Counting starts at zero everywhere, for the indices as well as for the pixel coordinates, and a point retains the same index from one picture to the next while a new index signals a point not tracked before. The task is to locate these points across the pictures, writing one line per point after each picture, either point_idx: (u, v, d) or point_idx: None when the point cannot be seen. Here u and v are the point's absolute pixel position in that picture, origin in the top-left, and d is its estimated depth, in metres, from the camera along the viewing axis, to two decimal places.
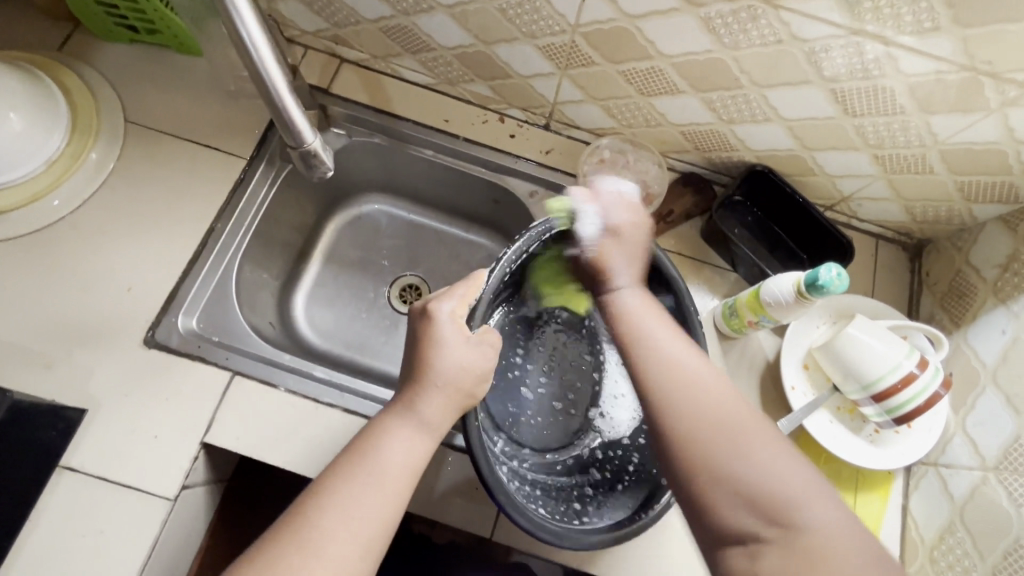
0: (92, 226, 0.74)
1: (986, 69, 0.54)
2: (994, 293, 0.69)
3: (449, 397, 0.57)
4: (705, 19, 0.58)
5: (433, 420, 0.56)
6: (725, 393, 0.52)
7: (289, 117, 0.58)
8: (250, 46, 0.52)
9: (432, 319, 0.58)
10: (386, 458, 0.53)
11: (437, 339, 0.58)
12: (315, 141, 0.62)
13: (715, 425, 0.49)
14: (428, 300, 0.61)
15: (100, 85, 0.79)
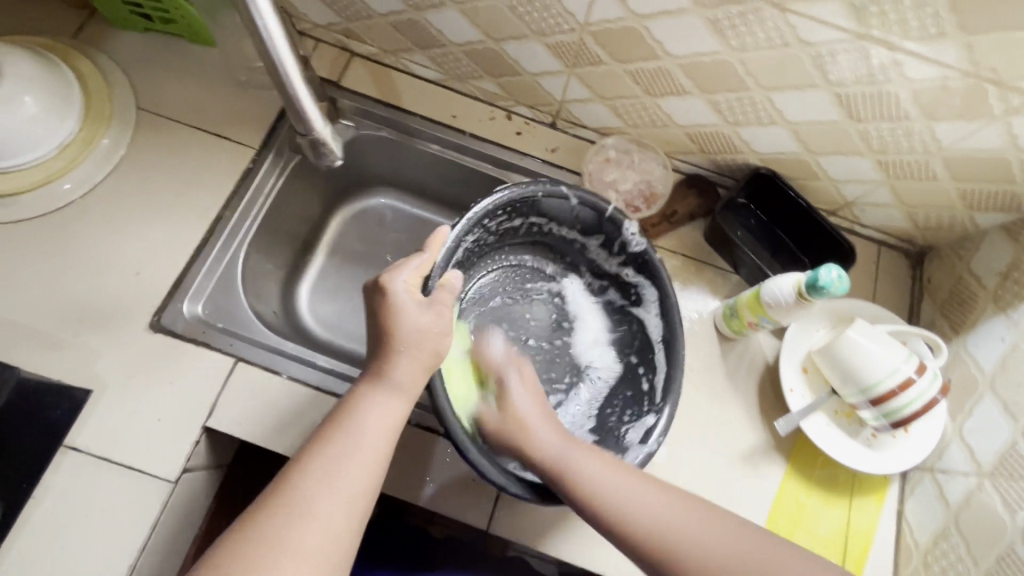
0: (103, 211, 0.75)
1: (991, 76, 0.55)
2: (994, 301, 0.69)
3: (416, 357, 0.59)
4: (712, 20, 0.59)
5: (400, 382, 0.58)
6: (624, 478, 0.57)
7: (300, 107, 0.60)
8: (267, 37, 0.53)
9: (388, 290, 0.59)
10: (363, 421, 0.55)
11: (397, 309, 0.59)
12: (324, 129, 0.63)
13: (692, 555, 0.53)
14: (382, 274, 0.61)
15: (113, 71, 0.80)
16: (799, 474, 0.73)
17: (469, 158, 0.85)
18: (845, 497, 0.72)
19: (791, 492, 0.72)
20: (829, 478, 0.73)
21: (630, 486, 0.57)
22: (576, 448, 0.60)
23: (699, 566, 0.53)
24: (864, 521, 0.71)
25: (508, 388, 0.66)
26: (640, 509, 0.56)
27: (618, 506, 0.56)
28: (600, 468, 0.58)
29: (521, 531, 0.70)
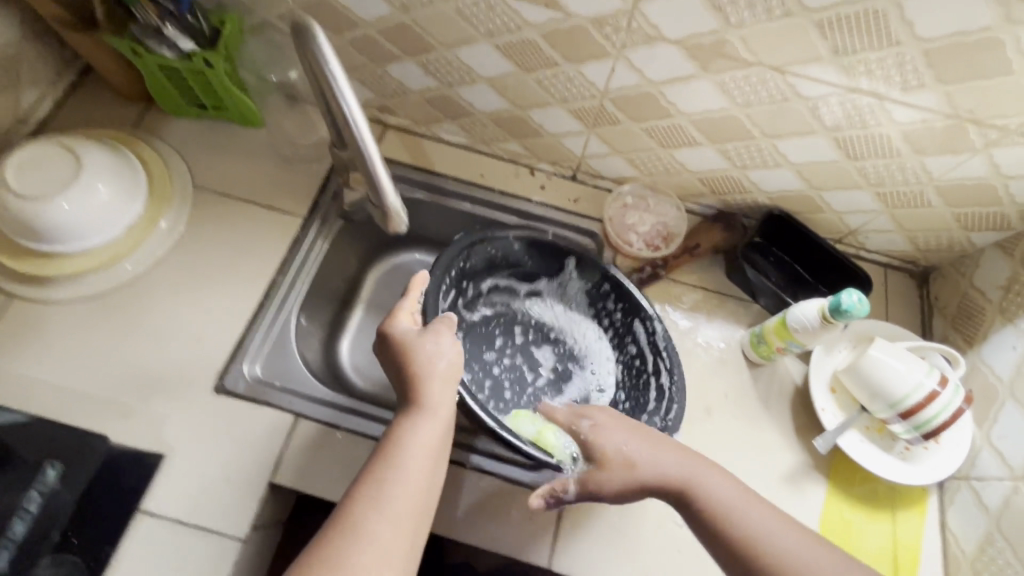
0: (165, 283, 0.81)
1: (970, 116, 0.62)
2: (1001, 312, 0.75)
3: (446, 381, 0.62)
4: (720, 83, 0.67)
5: (429, 404, 0.60)
6: (732, 490, 0.59)
7: (378, 181, 0.63)
8: (352, 121, 0.57)
9: (391, 332, 0.65)
10: (406, 444, 0.57)
11: (414, 342, 0.63)
12: (395, 201, 0.66)
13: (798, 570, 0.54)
14: (388, 320, 0.66)
15: (171, 154, 0.87)
16: (842, 492, 0.75)
17: (497, 212, 0.91)
18: (889, 512, 0.75)
19: (836, 510, 0.74)
20: (870, 493, 0.75)
21: (750, 514, 0.58)
22: (697, 464, 0.61)
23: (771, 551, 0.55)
24: (910, 534, 0.74)
25: (606, 433, 0.64)
26: (761, 534, 0.56)
27: (748, 529, 0.57)
28: (720, 488, 0.59)
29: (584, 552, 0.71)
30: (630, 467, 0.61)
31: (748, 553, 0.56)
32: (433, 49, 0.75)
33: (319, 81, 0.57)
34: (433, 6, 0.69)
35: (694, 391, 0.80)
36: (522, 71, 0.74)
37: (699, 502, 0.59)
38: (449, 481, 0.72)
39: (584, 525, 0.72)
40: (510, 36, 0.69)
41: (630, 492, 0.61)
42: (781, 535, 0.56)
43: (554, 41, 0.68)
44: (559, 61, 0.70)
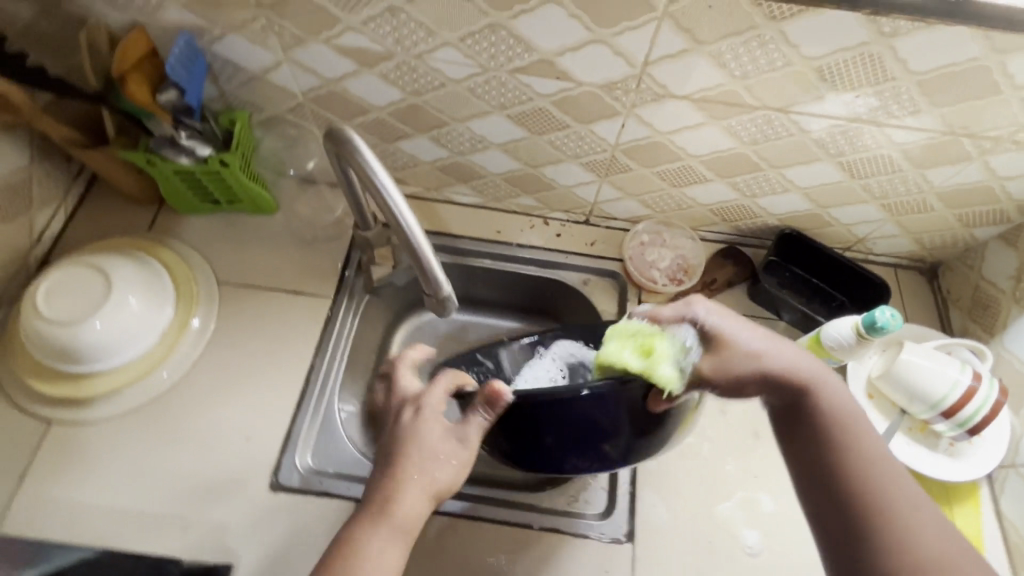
0: (204, 386, 0.80)
1: (964, 132, 0.67)
2: (1015, 301, 0.79)
3: (424, 493, 0.58)
4: (728, 127, 0.70)
5: (406, 520, 0.57)
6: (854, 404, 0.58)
7: (430, 268, 0.62)
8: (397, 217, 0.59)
9: (421, 407, 0.62)
10: (362, 558, 0.54)
11: (419, 436, 0.60)
12: (449, 287, 0.65)
13: (893, 497, 0.51)
14: (419, 395, 0.64)
15: (191, 254, 0.87)
16: None
17: (518, 265, 0.92)
18: (946, 509, 0.77)
19: None
20: (925, 492, 0.78)
21: (862, 435, 0.55)
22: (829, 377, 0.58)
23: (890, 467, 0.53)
24: (970, 528, 0.76)
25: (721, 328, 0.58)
26: (864, 452, 0.54)
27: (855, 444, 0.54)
28: (840, 403, 0.56)
29: None
30: (753, 360, 0.57)
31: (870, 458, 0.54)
32: (445, 124, 0.77)
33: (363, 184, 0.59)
34: (445, 88, 0.71)
35: (740, 415, 0.82)
36: (534, 135, 0.77)
37: (810, 410, 0.56)
38: (519, 544, 0.73)
39: (660, 570, 0.72)
40: (522, 106, 0.72)
41: (743, 386, 0.57)
42: (886, 465, 0.53)
43: (566, 107, 0.71)
44: (572, 123, 0.73)
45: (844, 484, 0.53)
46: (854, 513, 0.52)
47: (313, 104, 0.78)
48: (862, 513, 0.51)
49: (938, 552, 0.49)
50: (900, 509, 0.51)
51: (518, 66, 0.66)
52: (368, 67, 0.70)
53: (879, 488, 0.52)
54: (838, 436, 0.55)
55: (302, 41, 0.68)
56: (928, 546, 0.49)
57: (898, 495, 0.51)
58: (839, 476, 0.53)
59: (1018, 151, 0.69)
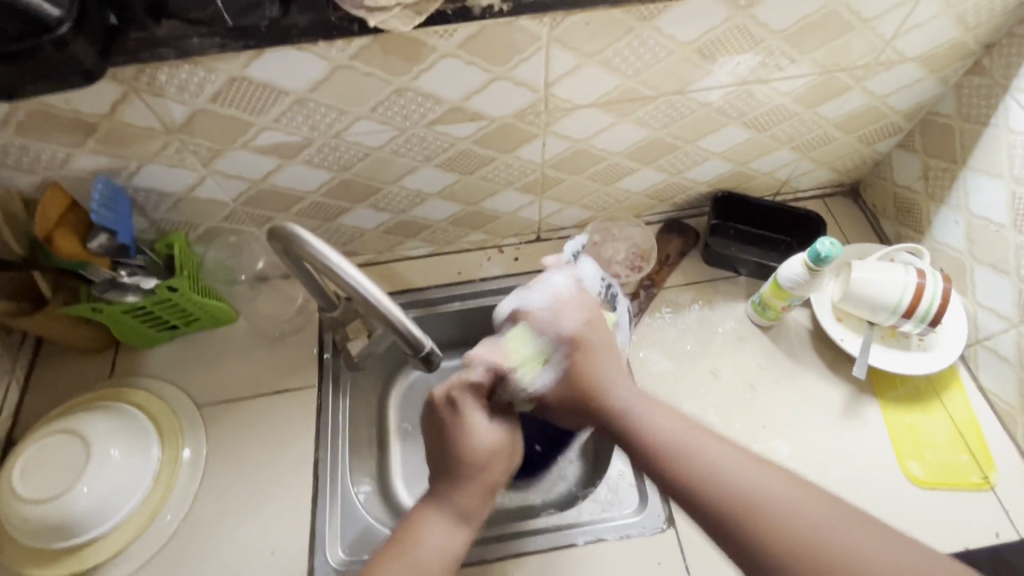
0: (213, 514, 0.77)
1: (836, 68, 0.75)
2: (931, 197, 0.87)
3: (478, 480, 0.61)
4: (637, 120, 0.76)
5: (468, 511, 0.60)
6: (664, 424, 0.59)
7: (408, 331, 0.63)
8: (365, 294, 0.59)
9: (462, 403, 0.63)
10: (425, 540, 0.58)
11: (469, 423, 0.62)
12: (430, 342, 0.66)
13: (741, 498, 0.52)
14: (456, 383, 0.66)
15: (162, 387, 0.85)
16: (893, 402, 0.83)
17: (487, 298, 0.93)
18: (937, 399, 0.83)
19: (897, 419, 0.81)
20: (913, 391, 0.83)
21: (698, 455, 0.56)
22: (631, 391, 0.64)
23: (735, 480, 0.53)
24: (963, 410, 0.81)
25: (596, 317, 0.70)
26: (716, 465, 0.55)
27: (699, 460, 0.55)
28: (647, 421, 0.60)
29: (720, 568, 0.72)
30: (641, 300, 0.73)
31: (703, 472, 0.55)
32: (380, 189, 0.79)
33: (323, 273, 0.59)
34: (369, 157, 0.73)
35: (733, 372, 0.86)
36: (466, 175, 0.80)
37: (627, 421, 0.61)
38: (570, 565, 0.73)
39: (707, 544, 0.74)
40: (446, 153, 0.75)
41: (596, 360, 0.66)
42: (723, 469, 0.54)
43: (488, 142, 0.74)
44: (497, 155, 0.77)
45: (718, 508, 0.53)
46: (725, 524, 0.52)
47: (245, 206, 0.79)
48: (733, 534, 0.52)
49: (801, 532, 0.50)
50: (771, 507, 0.51)
51: (433, 119, 0.69)
52: (291, 158, 0.72)
53: (744, 494, 0.52)
54: (673, 466, 0.56)
55: (220, 152, 0.69)
56: (787, 533, 0.50)
57: (745, 505, 0.52)
58: (689, 490, 0.55)
59: (887, 71, 0.77)
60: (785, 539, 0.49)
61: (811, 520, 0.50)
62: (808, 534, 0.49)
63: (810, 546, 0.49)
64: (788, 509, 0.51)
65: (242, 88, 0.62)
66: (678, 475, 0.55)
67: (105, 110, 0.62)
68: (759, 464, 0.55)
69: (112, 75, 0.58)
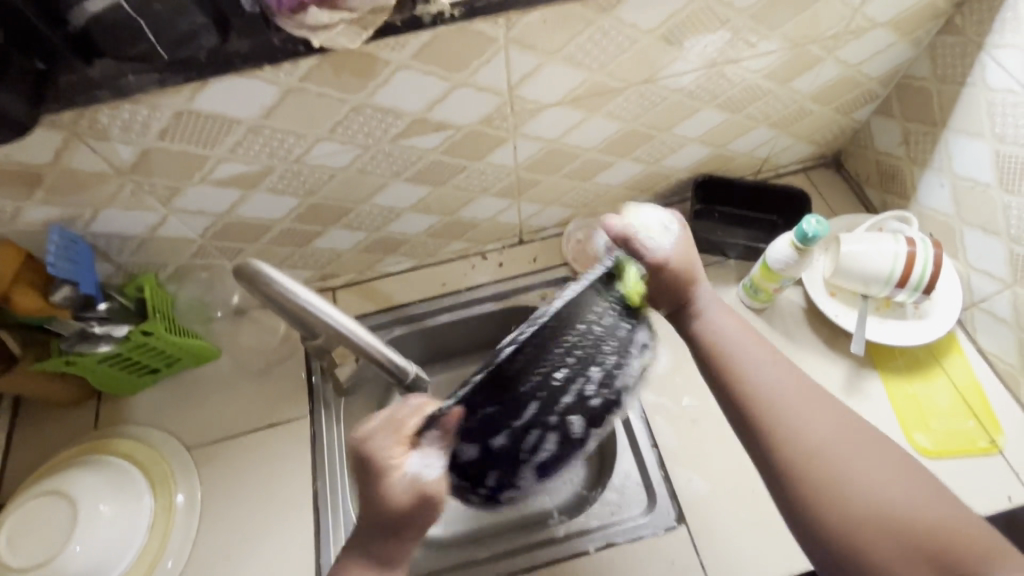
0: (214, 558, 0.75)
1: (805, 42, 0.73)
2: (914, 162, 0.85)
3: (400, 532, 0.53)
4: (608, 113, 0.73)
5: (388, 561, 0.53)
6: (727, 327, 0.63)
7: (391, 362, 0.66)
8: (348, 331, 0.60)
9: (373, 453, 0.53)
10: None
11: (384, 475, 0.52)
12: (415, 367, 0.68)
13: (770, 400, 0.56)
14: (366, 431, 0.55)
15: (148, 432, 0.82)
16: (894, 374, 0.81)
17: (475, 307, 0.91)
18: (937, 366, 0.82)
19: (900, 391, 0.80)
20: (913, 361, 0.82)
21: (750, 363, 0.59)
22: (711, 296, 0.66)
23: (769, 393, 0.56)
24: (964, 374, 0.80)
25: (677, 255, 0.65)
26: (753, 368, 0.58)
27: (737, 370, 0.59)
28: (721, 322, 0.63)
29: (736, 562, 0.71)
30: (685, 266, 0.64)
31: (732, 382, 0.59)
32: (351, 209, 0.77)
33: (296, 310, 0.58)
34: (335, 178, 0.71)
35: None
36: (438, 186, 0.77)
37: (705, 331, 0.63)
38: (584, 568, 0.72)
39: (719, 538, 0.72)
40: (416, 165, 0.72)
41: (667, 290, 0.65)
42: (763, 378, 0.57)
43: (457, 151, 0.72)
44: (467, 163, 0.74)
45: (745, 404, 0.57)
46: (755, 425, 0.56)
47: (213, 241, 0.76)
48: (759, 432, 0.55)
49: (818, 441, 0.52)
50: (781, 417, 0.54)
51: (396, 133, 0.67)
52: (253, 188, 0.69)
53: (764, 400, 0.56)
54: (721, 363, 0.60)
55: (178, 189, 0.66)
56: (808, 437, 0.53)
57: (774, 411, 0.55)
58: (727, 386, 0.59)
59: (859, 38, 0.75)
60: (807, 446, 0.52)
61: (827, 435, 0.53)
62: (807, 449, 0.52)
63: (828, 457, 0.51)
64: (804, 425, 0.53)
65: (191, 122, 0.59)
66: (725, 377, 0.59)
67: (50, 158, 0.59)
68: (789, 376, 0.57)
69: (50, 122, 0.55)
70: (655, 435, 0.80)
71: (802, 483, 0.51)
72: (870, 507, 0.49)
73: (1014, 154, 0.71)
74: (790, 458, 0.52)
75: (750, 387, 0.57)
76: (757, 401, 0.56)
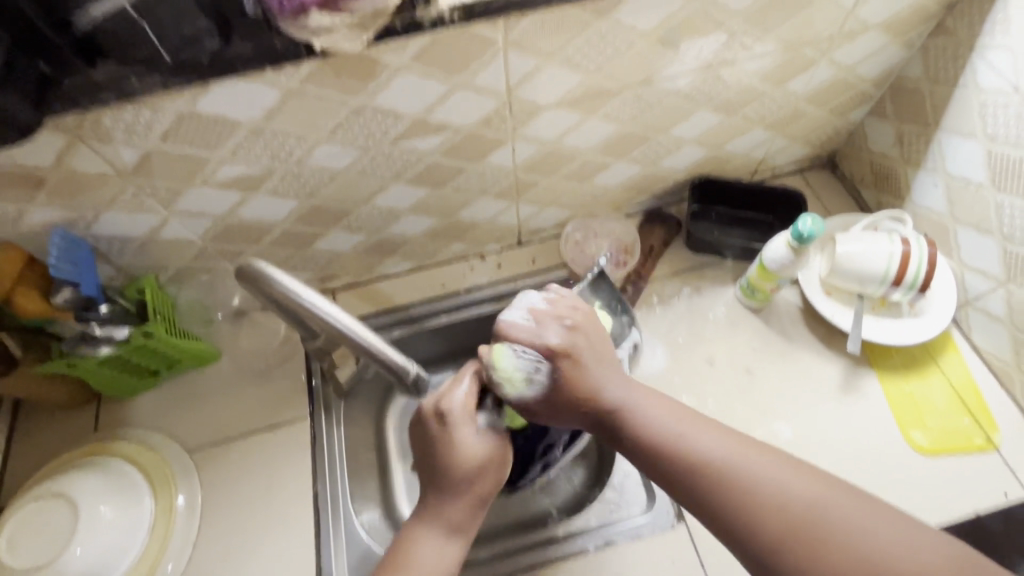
0: (214, 559, 0.75)
1: (799, 44, 0.74)
2: (908, 162, 0.86)
3: (476, 489, 0.62)
4: (606, 115, 0.74)
5: (460, 527, 0.61)
6: (654, 414, 0.60)
7: (391, 360, 0.66)
8: (348, 330, 0.60)
9: (448, 418, 0.63)
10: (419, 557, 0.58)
11: (457, 441, 0.62)
12: (414, 366, 0.69)
13: (738, 471, 0.54)
14: (436, 403, 0.65)
15: (149, 434, 0.82)
16: (890, 372, 0.82)
17: (474, 308, 0.91)
18: (933, 364, 0.82)
19: (896, 389, 0.81)
20: (909, 359, 0.83)
21: (703, 435, 0.57)
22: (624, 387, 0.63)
23: (733, 462, 0.55)
24: (959, 372, 0.81)
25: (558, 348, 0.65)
26: (711, 440, 0.57)
27: (693, 444, 0.57)
28: (649, 406, 0.61)
29: (734, 559, 0.71)
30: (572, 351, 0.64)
31: (692, 463, 0.56)
32: (351, 211, 0.77)
33: (297, 310, 0.58)
34: (336, 180, 0.71)
35: (728, 359, 0.84)
36: (437, 188, 0.78)
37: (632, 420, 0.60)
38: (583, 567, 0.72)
39: (718, 536, 0.73)
40: (415, 167, 0.73)
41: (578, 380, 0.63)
42: (725, 449, 0.56)
43: (456, 153, 0.73)
44: (466, 165, 0.75)
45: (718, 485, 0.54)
46: (725, 502, 0.53)
47: (214, 243, 0.76)
48: (735, 511, 0.53)
49: (798, 495, 0.52)
50: (753, 490, 0.53)
51: (396, 135, 0.67)
52: (254, 190, 0.69)
53: (734, 472, 0.54)
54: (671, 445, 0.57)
55: (180, 191, 0.67)
56: (788, 498, 0.52)
57: (745, 481, 0.53)
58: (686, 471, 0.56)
59: (852, 41, 0.76)
60: (788, 512, 0.51)
61: (803, 492, 0.52)
62: (792, 513, 0.51)
63: (809, 517, 0.51)
64: (779, 486, 0.53)
65: (193, 124, 0.59)
66: (684, 450, 0.57)
67: (52, 160, 0.59)
68: (747, 441, 0.57)
69: (53, 125, 0.56)
70: None
71: (789, 551, 0.50)
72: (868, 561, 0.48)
73: (1006, 155, 0.72)
74: (774, 526, 0.51)
75: (716, 457, 0.55)
76: (726, 474, 0.54)
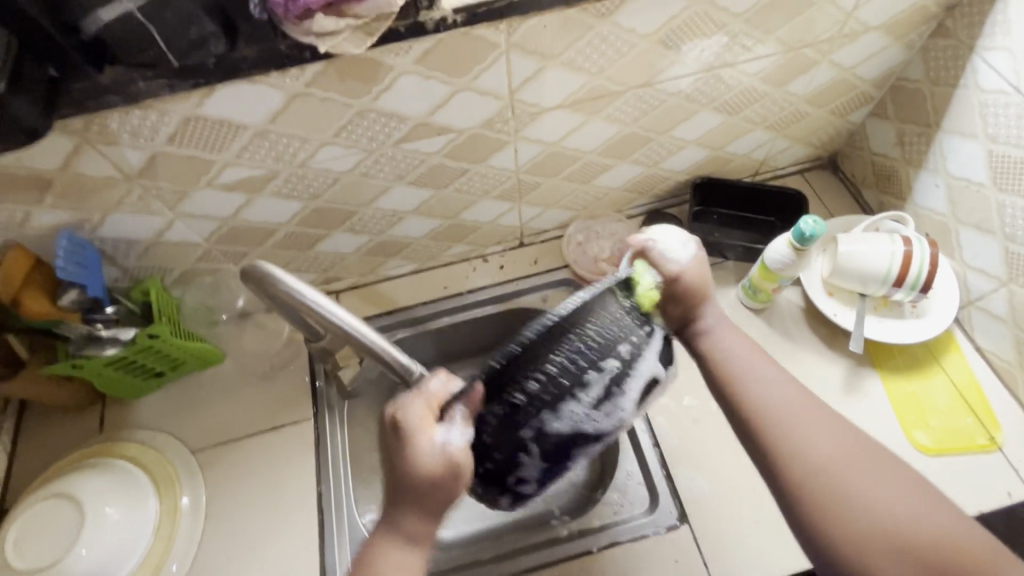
0: (218, 559, 0.75)
1: (799, 46, 0.74)
2: (909, 162, 0.86)
3: (427, 505, 0.54)
4: (608, 116, 0.75)
5: (418, 535, 0.55)
6: (732, 347, 0.63)
7: (396, 361, 0.64)
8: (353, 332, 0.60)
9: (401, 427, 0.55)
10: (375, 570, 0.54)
11: (411, 450, 0.54)
12: (421, 367, 0.67)
13: (778, 419, 0.57)
14: (395, 409, 0.57)
15: (153, 434, 0.83)
16: (893, 373, 0.82)
17: (476, 309, 0.91)
18: (936, 364, 0.82)
19: (899, 389, 0.81)
20: (912, 360, 0.83)
21: (763, 377, 0.60)
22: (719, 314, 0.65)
23: (778, 408, 0.57)
24: (962, 372, 0.81)
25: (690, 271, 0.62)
26: (762, 388, 0.59)
27: (746, 388, 0.60)
28: (726, 342, 0.63)
29: (738, 559, 0.71)
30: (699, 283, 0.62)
31: (736, 404, 0.59)
32: (354, 212, 0.78)
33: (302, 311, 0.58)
34: (339, 181, 0.72)
35: None
36: (440, 189, 0.78)
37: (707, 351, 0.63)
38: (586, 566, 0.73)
39: (721, 535, 0.73)
40: (418, 169, 0.73)
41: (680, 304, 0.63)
42: (776, 396, 0.58)
43: (458, 154, 0.73)
44: (469, 166, 0.76)
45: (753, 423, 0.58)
46: (759, 443, 0.57)
47: (218, 245, 0.77)
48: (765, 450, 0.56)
49: (824, 456, 0.54)
50: (788, 434, 0.56)
51: (399, 137, 0.68)
52: (258, 192, 0.70)
53: (772, 418, 0.57)
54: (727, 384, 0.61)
55: (185, 193, 0.67)
56: (815, 453, 0.54)
57: (780, 430, 0.56)
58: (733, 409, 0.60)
59: (853, 42, 0.76)
60: (812, 462, 0.54)
61: (834, 450, 0.54)
62: (818, 462, 0.54)
63: (834, 471, 0.53)
64: (813, 442, 0.55)
65: (198, 127, 0.60)
66: (736, 395, 0.60)
67: (59, 163, 0.60)
68: (795, 392, 0.59)
69: (61, 128, 0.56)
70: (657, 435, 0.81)
71: (807, 494, 0.53)
72: (877, 525, 0.50)
73: (1008, 154, 0.72)
74: (794, 473, 0.54)
75: (760, 402, 0.58)
76: (765, 420, 0.57)
